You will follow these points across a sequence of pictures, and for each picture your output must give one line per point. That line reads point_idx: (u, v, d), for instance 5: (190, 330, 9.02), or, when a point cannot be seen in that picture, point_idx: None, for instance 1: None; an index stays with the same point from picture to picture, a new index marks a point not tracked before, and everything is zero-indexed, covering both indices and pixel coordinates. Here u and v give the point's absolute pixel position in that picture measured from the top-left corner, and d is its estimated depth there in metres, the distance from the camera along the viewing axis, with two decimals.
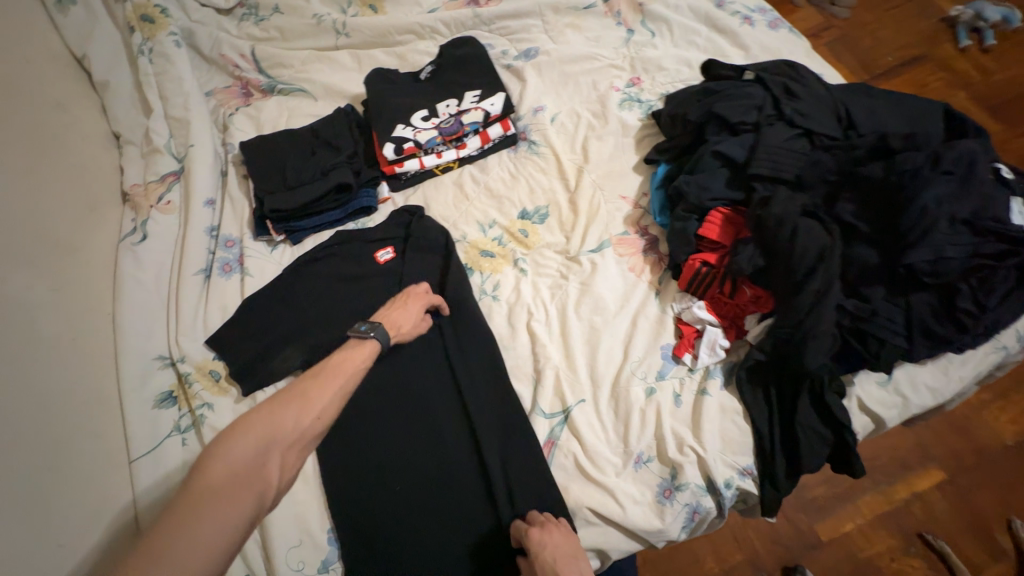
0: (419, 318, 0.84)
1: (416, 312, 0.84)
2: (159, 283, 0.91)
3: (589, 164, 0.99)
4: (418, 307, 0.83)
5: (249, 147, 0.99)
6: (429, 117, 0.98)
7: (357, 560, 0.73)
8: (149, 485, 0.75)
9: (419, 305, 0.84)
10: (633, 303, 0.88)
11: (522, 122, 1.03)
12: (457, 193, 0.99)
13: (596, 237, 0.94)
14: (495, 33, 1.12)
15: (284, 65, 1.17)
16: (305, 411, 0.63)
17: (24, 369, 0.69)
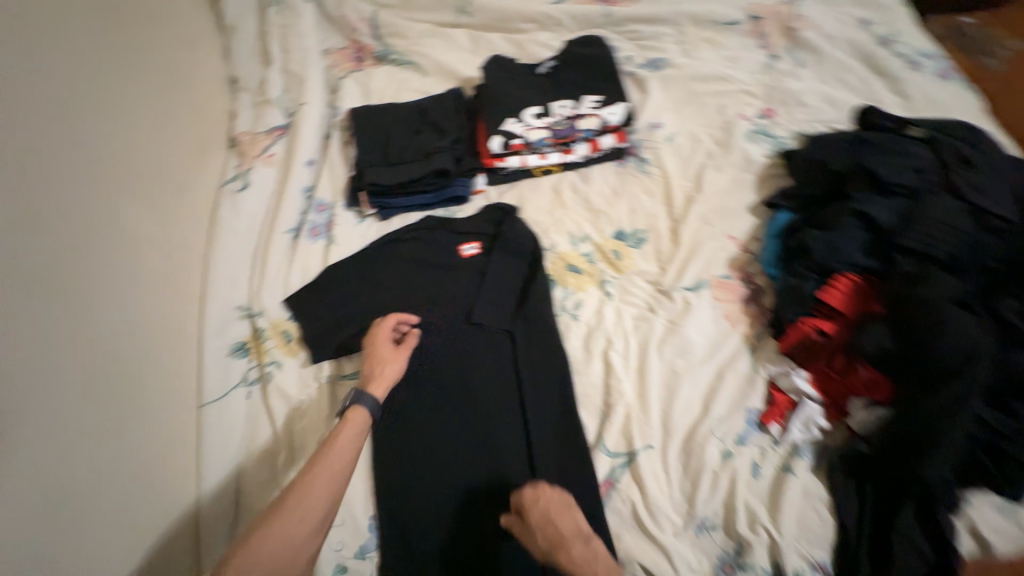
0: (397, 348, 0.78)
1: (388, 344, 0.78)
2: (249, 234, 0.92)
3: (700, 195, 0.91)
4: (385, 340, 0.78)
5: (359, 116, 0.99)
6: (542, 115, 0.93)
7: (396, 553, 0.73)
8: (214, 432, 0.76)
9: (386, 339, 0.79)
10: (722, 355, 0.81)
11: (635, 136, 0.97)
12: (553, 199, 0.95)
13: (694, 275, 0.87)
14: (624, 36, 1.05)
15: (400, 35, 1.16)
16: (302, 505, 0.59)
17: (117, 300, 0.73)
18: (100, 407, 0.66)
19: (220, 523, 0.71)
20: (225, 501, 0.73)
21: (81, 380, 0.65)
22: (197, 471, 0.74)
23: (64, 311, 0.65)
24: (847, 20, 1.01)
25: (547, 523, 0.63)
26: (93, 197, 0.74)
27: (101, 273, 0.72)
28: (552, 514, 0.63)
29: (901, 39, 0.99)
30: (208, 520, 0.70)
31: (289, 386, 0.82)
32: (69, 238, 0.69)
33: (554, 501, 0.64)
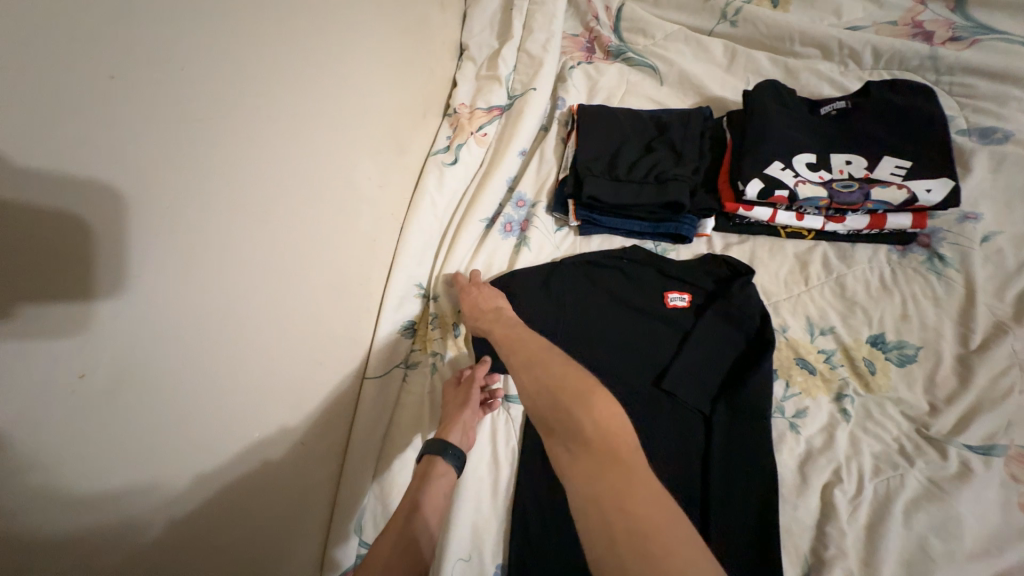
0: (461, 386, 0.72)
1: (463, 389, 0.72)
2: (445, 212, 0.87)
3: (1020, 326, 0.67)
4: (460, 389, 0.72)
5: (589, 115, 0.88)
6: (818, 168, 0.74)
7: None
8: (370, 411, 0.72)
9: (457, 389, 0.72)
10: (1008, 558, 0.58)
11: (933, 223, 0.74)
12: (794, 270, 0.77)
13: (984, 433, 0.64)
14: (946, 90, 0.81)
15: (644, 32, 1.01)
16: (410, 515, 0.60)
17: (325, 257, 0.64)
18: (273, 377, 0.56)
19: (350, 512, 0.68)
20: (363, 487, 0.70)
21: (265, 341, 0.54)
22: (345, 449, 0.71)
23: (280, 256, 0.55)
24: None
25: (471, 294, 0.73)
26: (344, 142, 0.67)
27: (320, 225, 0.62)
28: (478, 293, 0.73)
29: None
30: (343, 503, 0.68)
31: None
32: (310, 177, 0.59)
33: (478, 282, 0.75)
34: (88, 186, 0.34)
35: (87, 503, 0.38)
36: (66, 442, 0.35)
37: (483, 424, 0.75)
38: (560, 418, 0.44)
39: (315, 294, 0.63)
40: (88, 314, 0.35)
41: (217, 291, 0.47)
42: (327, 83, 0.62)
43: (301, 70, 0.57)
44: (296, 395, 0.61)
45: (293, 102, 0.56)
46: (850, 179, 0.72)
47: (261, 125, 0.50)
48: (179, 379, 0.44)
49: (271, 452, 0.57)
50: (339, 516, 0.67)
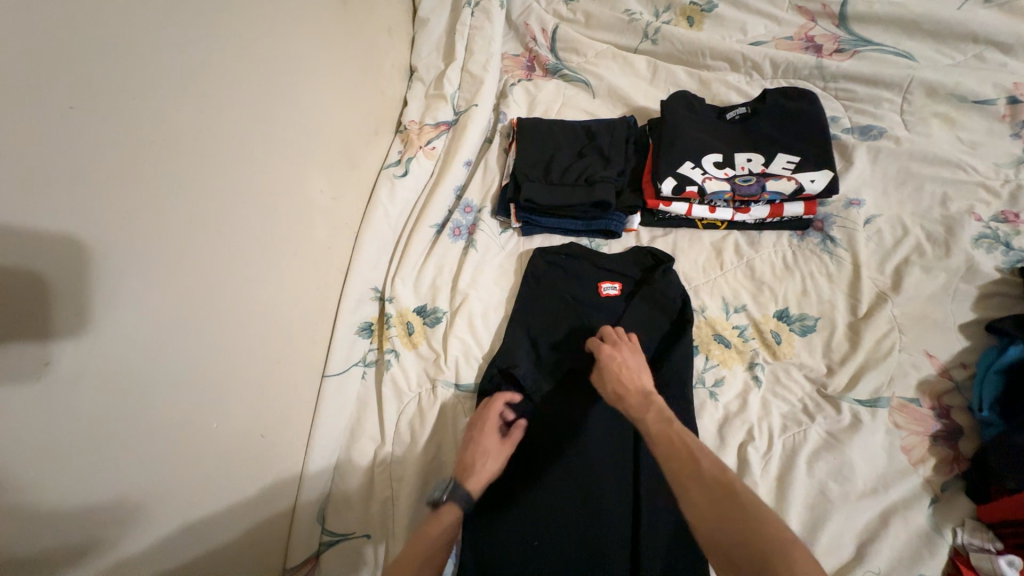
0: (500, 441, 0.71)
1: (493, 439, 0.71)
2: (398, 221, 0.94)
3: (897, 295, 0.77)
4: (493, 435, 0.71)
5: (526, 127, 0.97)
6: (724, 166, 0.84)
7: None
8: (330, 406, 0.77)
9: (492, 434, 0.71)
10: (892, 494, 0.67)
11: (824, 209, 0.85)
12: (711, 257, 0.86)
13: (872, 388, 0.73)
14: (832, 95, 0.93)
15: (577, 51, 1.11)
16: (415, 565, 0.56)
17: (275, 269, 0.69)
18: (227, 382, 0.60)
19: (317, 502, 0.74)
20: (325, 479, 0.75)
21: (216, 353, 0.57)
22: (306, 444, 0.75)
23: (227, 271, 0.59)
24: None
25: (614, 368, 0.69)
26: (295, 161, 0.73)
27: (269, 239, 0.67)
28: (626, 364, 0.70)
29: None
30: (306, 494, 0.73)
31: (403, 380, 0.83)
32: (256, 193, 0.64)
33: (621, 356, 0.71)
34: (36, 236, 0.37)
35: (55, 523, 0.41)
36: (23, 476, 0.38)
37: (434, 413, 0.80)
38: (741, 550, 0.46)
39: (266, 302, 0.67)
40: (47, 353, 0.39)
41: (164, 313, 0.50)
42: (277, 109, 0.69)
43: (250, 98, 0.62)
44: (253, 398, 0.64)
45: (238, 127, 0.60)
46: (750, 174, 0.83)
47: (207, 153, 0.54)
48: (127, 402, 0.46)
49: (233, 452, 0.61)
50: (301, 509, 0.72)
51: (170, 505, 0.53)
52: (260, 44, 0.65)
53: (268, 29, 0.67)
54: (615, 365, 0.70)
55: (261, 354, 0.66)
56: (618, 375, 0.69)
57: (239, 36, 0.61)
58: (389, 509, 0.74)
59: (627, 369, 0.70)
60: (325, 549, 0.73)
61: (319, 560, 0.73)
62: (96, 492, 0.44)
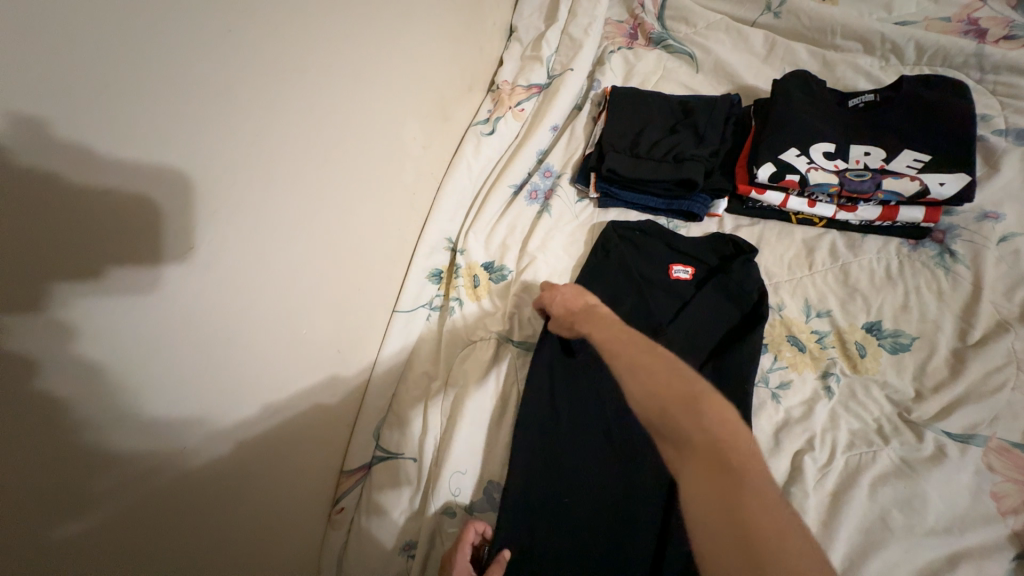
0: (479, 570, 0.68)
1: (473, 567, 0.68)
2: (478, 177, 0.97)
3: (1023, 326, 0.67)
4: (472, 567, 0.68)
5: (619, 96, 0.94)
6: (835, 157, 0.77)
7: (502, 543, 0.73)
8: (395, 338, 0.84)
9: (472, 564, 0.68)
10: (967, 539, 0.60)
11: (949, 220, 0.75)
12: (800, 255, 0.80)
13: (966, 422, 0.65)
14: (988, 89, 0.80)
15: (686, 21, 1.05)
16: None
17: (363, 205, 0.74)
18: (312, 296, 0.67)
19: (375, 421, 0.82)
20: (383, 402, 0.83)
21: (305, 270, 0.64)
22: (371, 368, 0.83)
23: (324, 198, 0.65)
24: None
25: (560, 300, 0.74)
26: (393, 107, 0.78)
27: (361, 174, 0.72)
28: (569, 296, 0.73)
29: None
30: (367, 411, 0.81)
31: (463, 327, 0.87)
32: (355, 131, 0.69)
33: (562, 289, 0.75)
34: (157, 168, 0.41)
35: (149, 431, 0.47)
36: (129, 385, 0.43)
37: (487, 363, 0.83)
38: (667, 422, 0.45)
39: (355, 233, 0.74)
40: (158, 275, 0.43)
41: (256, 241, 0.55)
42: (382, 55, 0.73)
43: (359, 40, 0.67)
44: (331, 316, 0.72)
45: (346, 65, 0.65)
46: (864, 169, 0.75)
47: (319, 86, 0.60)
48: (215, 325, 0.52)
49: (311, 359, 0.69)
50: (360, 424, 0.80)
51: (251, 412, 0.60)
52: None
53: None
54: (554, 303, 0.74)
55: (344, 279, 0.73)
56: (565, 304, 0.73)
57: None
58: (434, 440, 0.79)
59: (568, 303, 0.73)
60: (376, 463, 0.80)
61: (369, 470, 0.81)
62: (192, 402, 0.51)
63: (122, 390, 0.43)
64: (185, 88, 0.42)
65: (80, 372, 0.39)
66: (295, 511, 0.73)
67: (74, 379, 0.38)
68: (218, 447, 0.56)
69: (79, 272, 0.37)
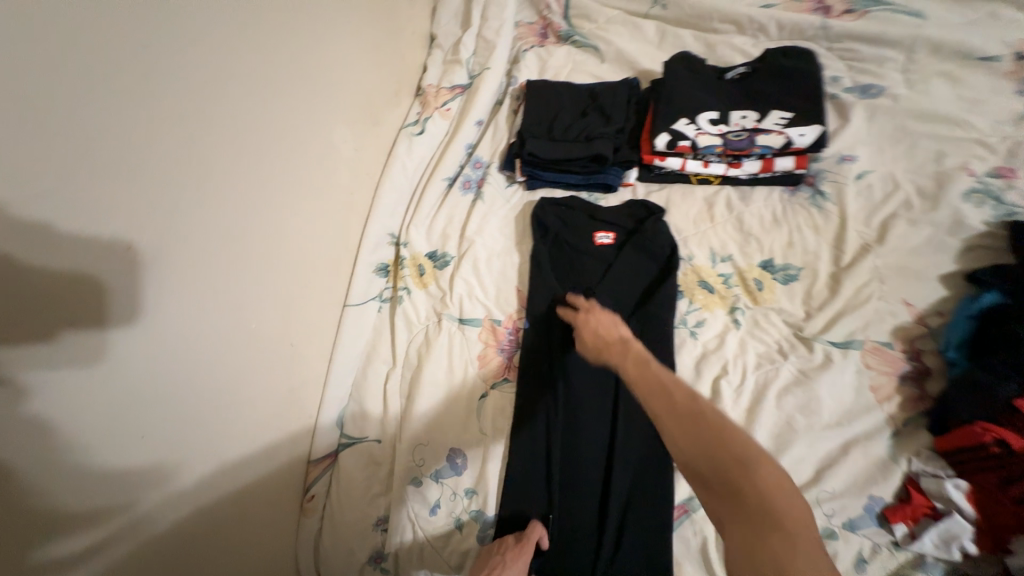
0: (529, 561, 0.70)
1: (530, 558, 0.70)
2: (414, 174, 1.04)
3: (880, 246, 0.80)
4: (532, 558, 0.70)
5: (533, 88, 1.03)
6: (719, 122, 0.89)
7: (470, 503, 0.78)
8: (349, 330, 0.90)
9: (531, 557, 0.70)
10: (855, 427, 0.71)
11: (817, 165, 0.88)
12: (702, 210, 0.91)
13: (846, 331, 0.77)
14: (835, 55, 0.94)
15: (588, 17, 1.15)
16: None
17: (298, 207, 0.81)
18: (260, 291, 0.73)
19: (338, 410, 0.86)
20: (343, 391, 0.87)
21: (250, 268, 0.70)
22: (328, 360, 0.88)
23: (260, 202, 0.72)
24: None
25: (593, 330, 0.70)
26: (316, 115, 0.85)
27: (293, 177, 0.79)
28: (600, 323, 0.71)
29: None
30: (328, 402, 0.85)
31: (413, 313, 0.93)
32: (281, 139, 0.76)
33: (595, 322, 0.71)
34: (97, 242, 0.47)
35: (110, 478, 0.52)
36: (86, 437, 0.49)
37: (438, 342, 0.89)
38: (720, 474, 0.45)
39: (293, 232, 0.80)
40: (105, 335, 0.49)
41: (196, 274, 0.60)
42: (303, 69, 0.81)
43: (275, 54, 0.74)
44: (280, 309, 0.78)
45: (267, 78, 0.72)
46: (742, 130, 0.88)
47: (241, 101, 0.67)
48: (168, 371, 0.57)
49: (265, 354, 0.74)
50: (323, 412, 0.84)
51: (216, 413, 0.65)
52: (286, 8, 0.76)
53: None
54: (588, 324, 0.72)
55: (289, 275, 0.80)
56: (597, 334, 0.69)
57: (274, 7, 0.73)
58: (396, 420, 0.85)
59: (598, 326, 0.70)
60: (343, 450, 0.84)
61: (337, 457, 0.84)
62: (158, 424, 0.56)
63: (73, 437, 0.47)
64: (116, 140, 0.48)
65: (37, 430, 0.44)
66: (268, 501, 0.77)
67: (24, 439, 0.43)
68: (193, 448, 0.62)
69: (32, 337, 0.42)
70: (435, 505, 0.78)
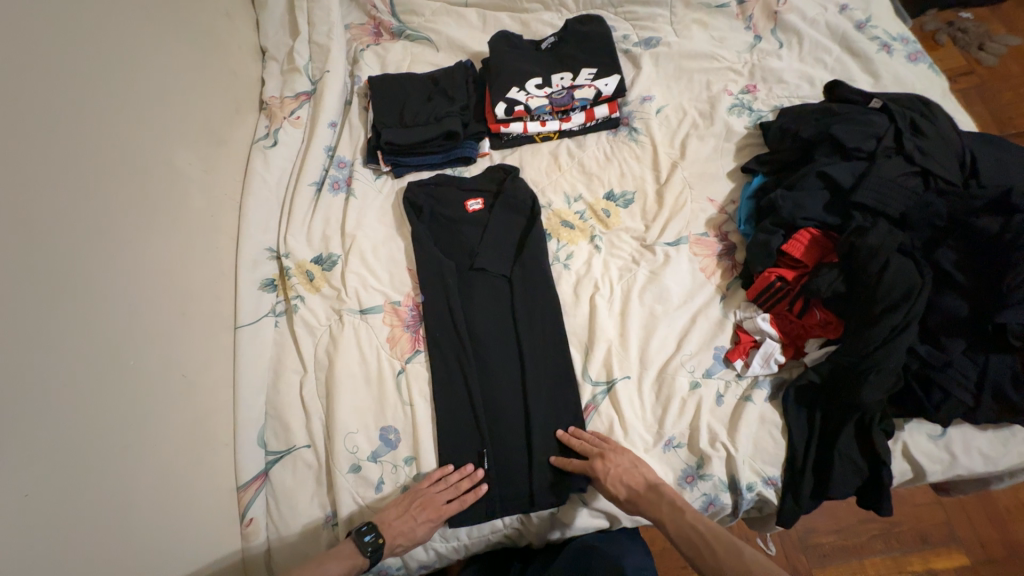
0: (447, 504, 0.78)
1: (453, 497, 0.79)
2: (279, 185, 1.04)
3: (684, 161, 1.01)
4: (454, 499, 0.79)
5: (377, 83, 1.09)
6: (543, 86, 1.04)
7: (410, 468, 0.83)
8: (246, 350, 0.89)
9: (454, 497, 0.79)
10: (696, 301, 0.91)
11: (628, 108, 1.06)
12: (550, 162, 1.04)
13: (675, 232, 0.96)
14: (621, 17, 1.14)
15: (415, 11, 1.23)
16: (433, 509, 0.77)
17: (155, 237, 0.79)
18: (124, 326, 0.70)
19: (257, 430, 0.85)
20: (258, 410, 0.86)
21: (96, 304, 0.67)
22: (233, 384, 0.86)
23: (100, 239, 0.69)
24: (827, 4, 1.07)
25: (618, 475, 0.75)
26: (147, 139, 0.81)
27: (136, 205, 0.77)
28: (625, 469, 0.76)
29: (878, 22, 1.05)
30: (243, 425, 0.84)
31: (313, 317, 0.94)
32: (108, 170, 0.73)
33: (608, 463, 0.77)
34: None
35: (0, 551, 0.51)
36: None
37: (345, 336, 0.92)
38: None
39: (150, 261, 0.77)
40: None
41: (33, 323, 0.58)
42: (117, 96, 0.78)
43: (74, 81, 0.70)
44: (157, 342, 0.75)
45: (72, 109, 0.69)
46: (562, 90, 1.03)
47: (42, 138, 0.64)
48: (30, 429, 0.56)
49: (154, 389, 0.73)
50: (241, 435, 0.83)
51: (105, 450, 0.64)
52: (74, 33, 0.72)
53: (76, 17, 0.73)
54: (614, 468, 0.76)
55: (158, 307, 0.77)
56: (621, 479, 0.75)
57: (60, 39, 0.70)
58: (321, 420, 0.87)
59: (625, 474, 0.76)
60: (272, 466, 0.84)
61: (268, 475, 0.84)
62: (25, 478, 0.54)
63: None
64: None
65: None
66: (202, 537, 0.75)
67: None
68: (76, 492, 0.59)
69: None
70: (379, 481, 0.82)
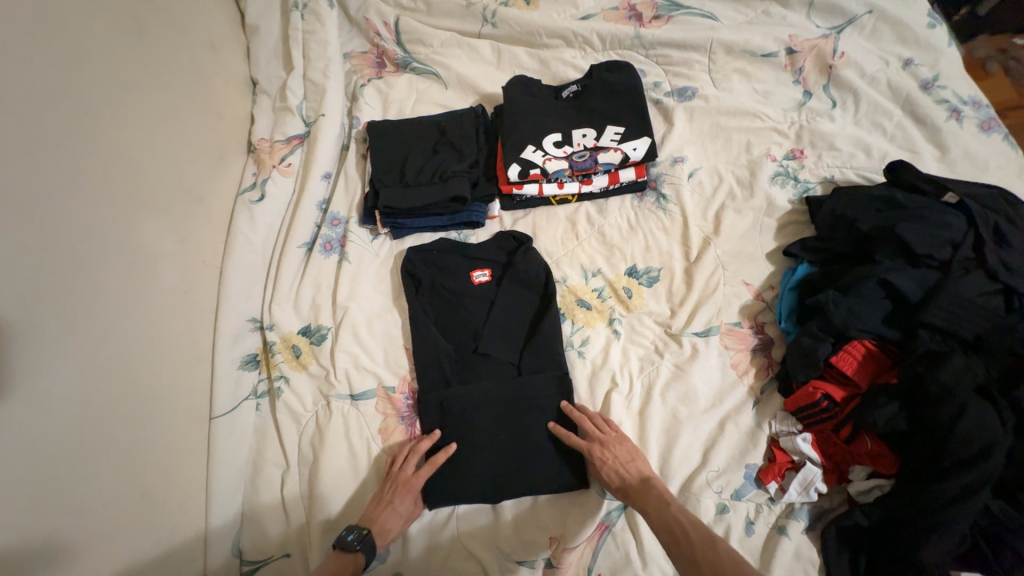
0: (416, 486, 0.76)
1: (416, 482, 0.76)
2: (266, 245, 0.94)
3: (718, 237, 0.89)
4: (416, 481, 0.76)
5: (377, 130, 0.98)
6: (562, 144, 0.93)
7: None
8: (222, 443, 0.80)
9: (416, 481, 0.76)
10: (727, 405, 0.80)
11: (656, 170, 0.95)
12: (567, 229, 0.94)
13: (705, 320, 0.85)
14: (653, 62, 1.02)
15: (422, 42, 1.10)
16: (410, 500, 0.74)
17: (119, 329, 0.69)
18: (77, 446, 0.61)
19: (230, 536, 0.77)
20: (233, 512, 0.78)
21: (40, 433, 0.57)
22: (206, 482, 0.78)
23: (40, 349, 0.58)
24: (889, 58, 0.95)
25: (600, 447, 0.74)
26: (110, 212, 0.71)
27: (94, 298, 0.66)
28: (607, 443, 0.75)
29: (947, 81, 0.92)
30: (216, 532, 0.76)
31: (298, 401, 0.85)
32: (62, 259, 0.63)
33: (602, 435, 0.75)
34: None
35: None
36: None
37: (332, 426, 0.83)
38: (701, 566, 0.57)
39: (113, 360, 0.68)
40: None
41: None
42: (80, 168, 0.67)
43: (27, 161, 0.60)
44: (115, 460, 0.65)
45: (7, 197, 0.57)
46: (584, 150, 0.92)
47: None
48: None
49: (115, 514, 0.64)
50: (213, 545, 0.75)
51: None
52: (24, 99, 0.61)
53: (16, 74, 0.61)
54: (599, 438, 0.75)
55: (120, 414, 0.67)
56: (618, 469, 0.72)
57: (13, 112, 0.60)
58: (303, 525, 0.78)
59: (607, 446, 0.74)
60: None
61: None
62: None
63: None
64: None
65: None
66: None
67: None
68: None
69: None
70: None
